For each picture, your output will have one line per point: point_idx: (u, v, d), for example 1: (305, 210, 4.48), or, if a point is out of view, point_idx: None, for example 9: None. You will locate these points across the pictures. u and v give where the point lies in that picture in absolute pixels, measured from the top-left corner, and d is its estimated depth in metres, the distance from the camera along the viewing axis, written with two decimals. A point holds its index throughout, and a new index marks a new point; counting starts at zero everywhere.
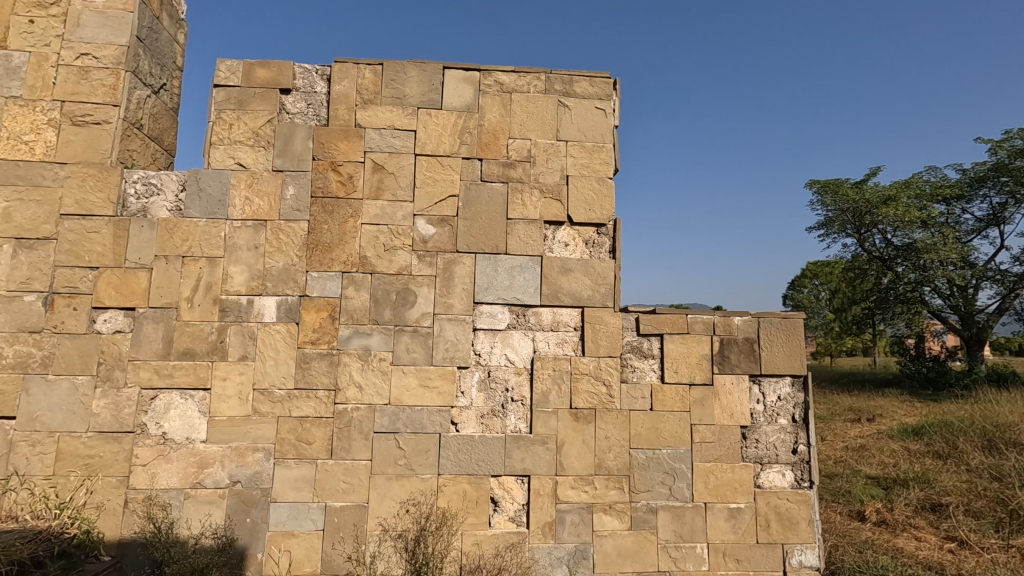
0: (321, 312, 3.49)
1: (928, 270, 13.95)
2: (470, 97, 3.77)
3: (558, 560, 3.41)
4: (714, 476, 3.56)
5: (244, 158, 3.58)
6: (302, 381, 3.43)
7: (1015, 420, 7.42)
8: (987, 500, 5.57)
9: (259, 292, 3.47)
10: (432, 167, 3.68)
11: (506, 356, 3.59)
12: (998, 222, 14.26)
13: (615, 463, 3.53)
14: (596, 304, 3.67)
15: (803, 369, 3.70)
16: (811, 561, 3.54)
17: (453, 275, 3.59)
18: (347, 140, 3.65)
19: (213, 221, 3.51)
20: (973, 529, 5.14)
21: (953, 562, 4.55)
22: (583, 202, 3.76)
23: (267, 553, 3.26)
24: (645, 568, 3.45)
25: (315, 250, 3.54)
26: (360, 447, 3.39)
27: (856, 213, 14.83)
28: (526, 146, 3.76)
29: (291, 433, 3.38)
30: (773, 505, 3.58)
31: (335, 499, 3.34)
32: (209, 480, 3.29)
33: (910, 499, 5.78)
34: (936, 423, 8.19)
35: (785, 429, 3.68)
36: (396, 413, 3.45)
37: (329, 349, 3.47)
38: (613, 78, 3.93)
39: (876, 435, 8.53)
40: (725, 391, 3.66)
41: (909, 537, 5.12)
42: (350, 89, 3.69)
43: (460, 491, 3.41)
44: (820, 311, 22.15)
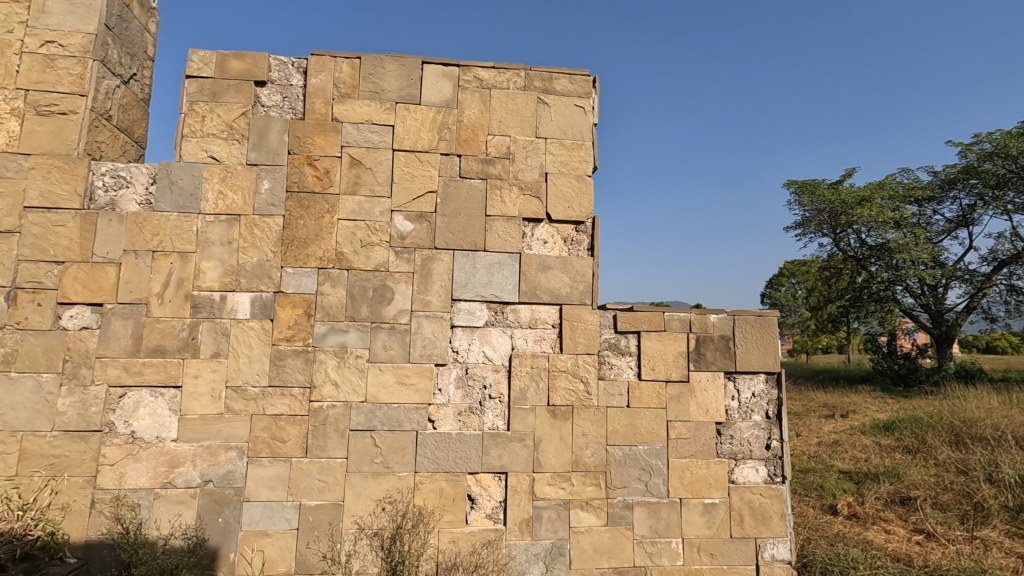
0: (296, 308, 3.44)
1: (901, 270, 14.28)
2: (449, 93, 3.74)
3: (535, 556, 3.42)
4: (690, 473, 3.60)
5: (217, 151, 3.51)
6: (277, 378, 3.38)
7: (981, 416, 7.66)
8: (954, 493, 5.73)
9: (232, 288, 3.41)
10: (410, 163, 3.65)
11: (484, 353, 3.59)
12: (968, 223, 14.67)
13: (592, 459, 3.55)
14: (575, 302, 3.68)
15: (776, 366, 3.76)
16: (783, 554, 3.61)
17: (431, 272, 3.57)
18: (323, 134, 3.60)
19: (185, 215, 3.43)
20: (939, 521, 5.30)
21: (921, 554, 4.67)
22: (562, 199, 3.76)
23: (239, 553, 3.21)
24: (621, 564, 3.48)
25: (290, 245, 3.48)
26: (335, 445, 3.36)
27: (832, 213, 15.11)
28: (505, 143, 3.75)
29: (265, 431, 3.32)
30: (746, 500, 3.63)
31: (310, 498, 3.31)
32: (180, 479, 3.23)
33: (880, 493, 5.93)
34: (906, 419, 8.41)
35: (759, 425, 3.74)
36: (372, 411, 3.42)
37: (304, 346, 3.42)
38: (592, 76, 3.93)
39: (849, 431, 8.72)
40: (701, 388, 3.70)
41: (879, 530, 5.25)
42: (327, 83, 3.63)
43: (437, 489, 3.40)
44: (797, 310, 22.56)
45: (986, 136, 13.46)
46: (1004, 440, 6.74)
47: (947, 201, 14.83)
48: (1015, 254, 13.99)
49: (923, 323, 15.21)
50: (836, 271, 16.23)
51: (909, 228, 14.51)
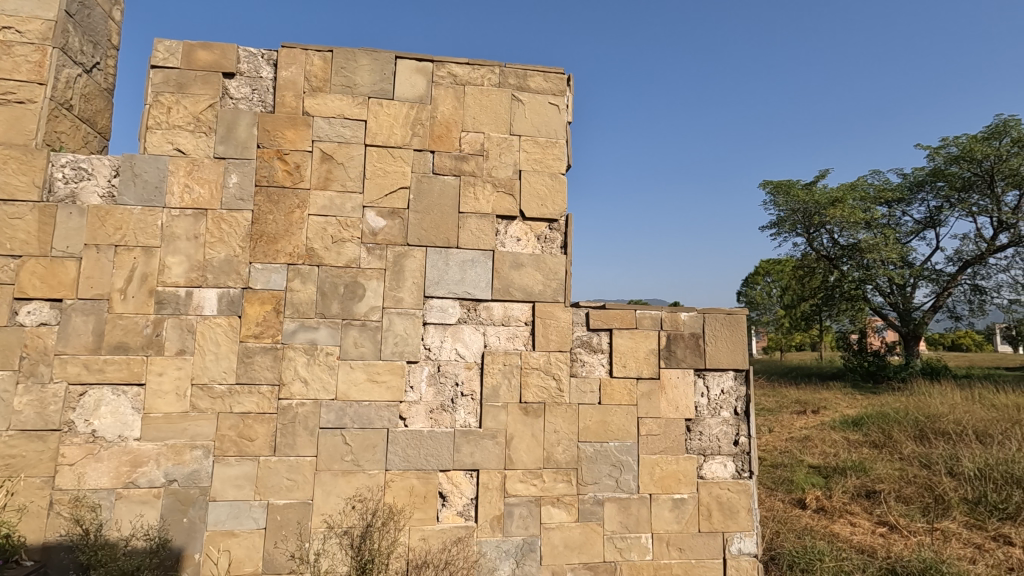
0: (265, 304, 3.39)
1: (871, 270, 14.67)
2: (423, 88, 3.72)
3: (505, 553, 3.43)
4: (659, 468, 3.65)
5: (183, 143, 3.43)
6: (244, 376, 3.32)
7: (944, 412, 7.93)
8: (916, 486, 5.91)
9: (199, 283, 3.34)
10: (382, 159, 3.61)
11: (456, 350, 3.58)
12: (935, 225, 15.12)
13: (563, 456, 3.57)
14: (547, 299, 3.69)
15: (744, 363, 3.83)
16: (749, 547, 3.69)
17: (403, 269, 3.54)
18: (294, 128, 3.54)
19: (150, 209, 3.35)
20: (902, 514, 5.46)
21: (884, 546, 4.81)
22: (536, 197, 3.76)
23: (205, 554, 3.16)
24: (592, 559, 3.51)
25: (259, 241, 3.43)
26: (304, 443, 3.32)
27: (806, 213, 15.41)
28: (479, 139, 3.74)
29: (232, 430, 3.27)
30: (715, 495, 3.69)
31: (278, 497, 3.26)
32: (144, 479, 3.16)
33: (847, 487, 6.09)
34: (873, 415, 8.64)
35: (727, 421, 3.80)
36: (343, 408, 3.39)
37: (272, 343, 3.37)
38: (567, 75, 3.94)
39: (819, 426, 8.94)
40: (671, 384, 3.75)
41: (844, 522, 5.39)
42: (297, 76, 3.58)
43: (408, 487, 3.39)
44: (771, 308, 22.99)
45: (953, 140, 13.88)
46: (965, 434, 6.98)
47: (915, 203, 15.26)
48: (978, 255, 14.47)
49: (891, 322, 15.65)
50: (808, 270, 16.59)
51: (879, 228, 14.90)
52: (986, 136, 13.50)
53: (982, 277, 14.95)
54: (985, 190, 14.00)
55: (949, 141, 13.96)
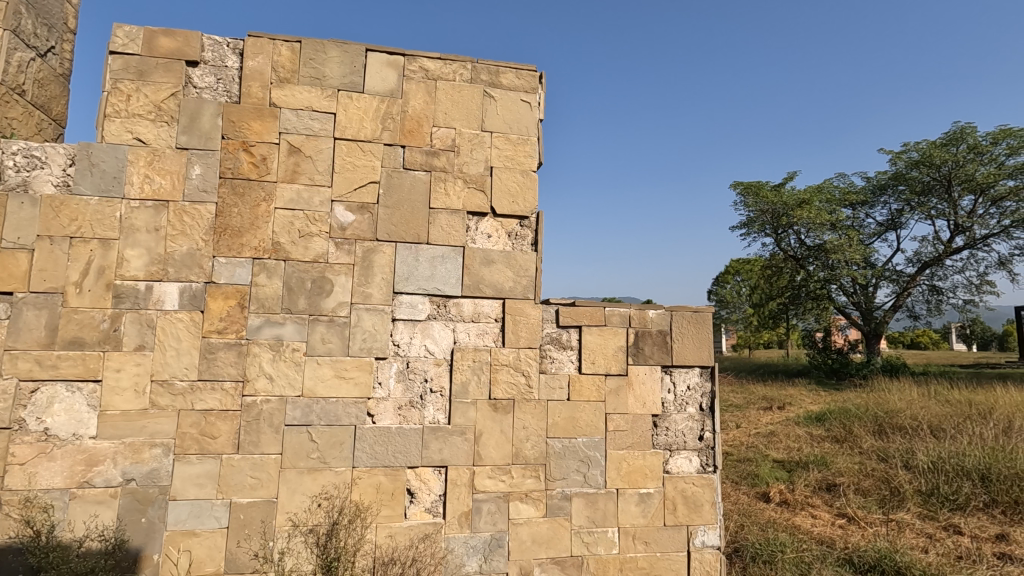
0: (228, 299, 3.32)
1: (836, 269, 15.13)
2: (393, 82, 3.68)
3: (473, 549, 3.44)
4: (626, 463, 3.70)
5: (143, 133, 3.33)
6: (207, 372, 3.25)
7: (902, 407, 8.25)
8: (874, 479, 6.13)
9: (159, 277, 3.25)
10: (352, 153, 3.57)
11: (425, 346, 3.56)
12: (896, 227, 15.66)
13: (532, 452, 3.59)
14: (517, 296, 3.70)
15: (710, 360, 3.90)
16: (712, 540, 3.77)
17: (372, 264, 3.51)
18: (260, 119, 3.47)
19: (107, 200, 3.24)
20: (860, 505, 5.66)
21: (842, 537, 4.98)
22: (507, 194, 3.77)
23: (164, 554, 3.09)
24: (559, 554, 3.55)
25: (223, 234, 3.35)
26: (269, 441, 3.26)
27: (774, 214, 15.77)
28: (450, 135, 3.72)
29: (193, 427, 3.20)
30: (680, 489, 3.76)
31: (241, 496, 3.20)
32: (99, 479, 3.07)
33: (809, 480, 6.28)
34: (836, 410, 8.93)
35: (693, 417, 3.87)
36: (309, 405, 3.34)
37: (236, 339, 3.30)
38: (539, 72, 3.95)
39: (784, 422, 9.19)
40: (639, 381, 3.80)
41: (806, 515, 5.56)
42: (264, 66, 3.50)
43: (375, 484, 3.36)
44: (741, 306, 23.49)
45: (913, 145, 14.39)
46: (921, 429, 7.25)
47: (878, 206, 15.77)
48: (936, 257, 15.03)
49: (854, 320, 16.16)
50: (776, 269, 17.01)
51: (843, 229, 15.36)
52: (945, 142, 14.05)
53: (939, 277, 15.55)
54: (943, 195, 14.54)
55: (910, 146, 14.47)
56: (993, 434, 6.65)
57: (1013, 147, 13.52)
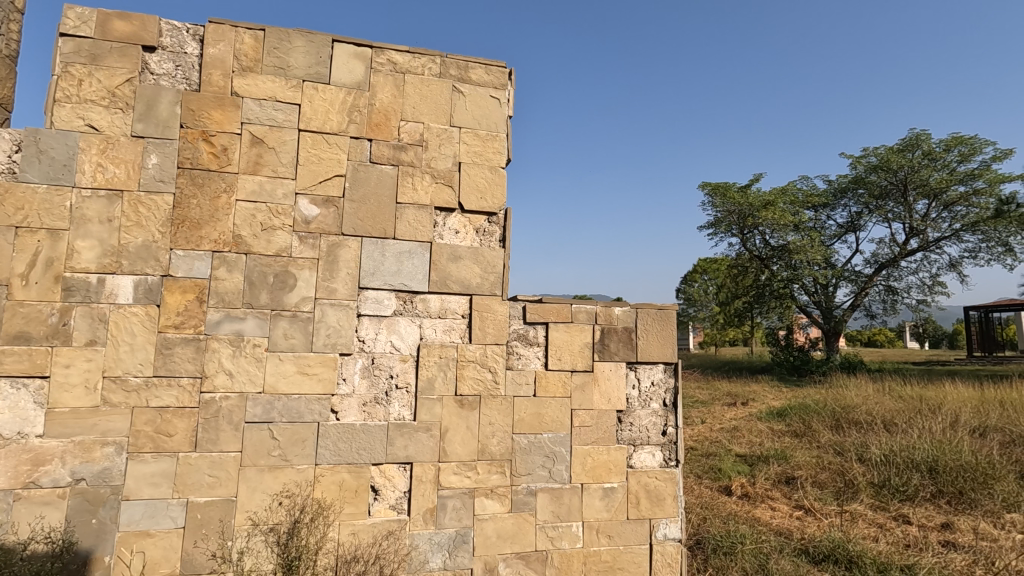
0: (186, 293, 3.22)
1: (798, 269, 15.59)
2: (360, 74, 3.62)
3: (438, 545, 3.43)
4: (591, 459, 3.75)
5: (96, 119, 3.20)
6: (163, 368, 3.15)
7: (857, 402, 8.60)
8: (830, 472, 6.35)
9: (113, 270, 3.13)
10: (317, 145, 3.50)
11: (391, 343, 3.53)
12: (855, 229, 16.24)
13: (497, 448, 3.60)
14: (485, 292, 3.69)
15: (673, 356, 3.97)
16: (674, 533, 3.85)
17: (337, 259, 3.45)
18: (221, 109, 3.37)
19: (56, 188, 3.10)
20: (816, 497, 5.85)
21: (800, 528, 5.14)
22: (475, 189, 3.76)
23: (116, 556, 2.99)
24: (524, 549, 3.57)
25: (181, 226, 3.25)
26: (228, 439, 3.19)
27: (740, 215, 16.15)
28: (418, 130, 3.68)
29: (148, 425, 3.10)
30: (643, 483, 3.83)
31: (199, 495, 3.13)
32: (46, 479, 2.95)
33: (769, 474, 6.47)
34: (796, 406, 9.24)
35: (656, 412, 3.94)
36: (270, 402, 3.27)
37: (194, 334, 3.21)
38: (509, 68, 3.94)
39: (747, 417, 9.45)
40: (604, 377, 3.84)
41: (766, 507, 5.72)
42: (226, 54, 3.40)
43: (338, 481, 3.32)
44: (708, 304, 24.01)
45: (872, 150, 14.92)
46: (875, 424, 7.54)
47: (839, 208, 16.31)
48: (892, 258, 15.63)
49: (815, 319, 16.69)
50: (742, 269, 17.45)
51: (806, 230, 15.83)
52: (901, 148, 14.63)
53: (895, 278, 16.19)
54: (899, 199, 15.11)
55: (869, 151, 15.01)
56: (941, 428, 6.96)
57: (964, 154, 14.14)
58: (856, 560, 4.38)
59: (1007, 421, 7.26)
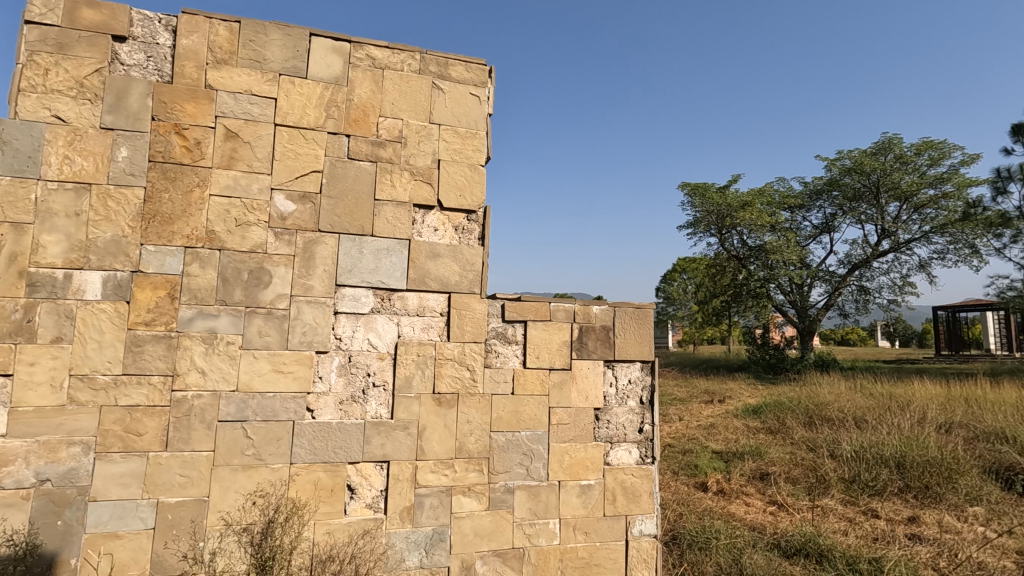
0: (158, 290, 3.15)
1: (775, 269, 15.87)
2: (339, 69, 3.58)
3: (415, 543, 3.43)
4: (569, 456, 3.77)
5: (63, 110, 3.11)
6: (133, 366, 3.08)
7: (830, 399, 8.81)
8: (803, 468, 6.49)
9: (80, 265, 3.05)
10: (294, 140, 3.46)
11: (369, 340, 3.50)
12: (830, 230, 16.59)
13: (475, 446, 3.60)
14: (463, 290, 3.69)
15: (650, 355, 4.01)
16: (650, 529, 3.89)
17: (314, 256, 3.42)
18: (195, 101, 3.31)
19: (20, 180, 3.01)
20: (789, 493, 5.98)
21: (773, 523, 5.25)
22: (454, 187, 3.74)
23: (82, 558, 2.92)
24: (501, 546, 3.58)
25: (152, 221, 3.18)
26: (200, 438, 3.13)
27: (718, 215, 16.38)
28: (397, 126, 3.66)
29: (117, 424, 3.03)
30: (620, 480, 3.86)
31: (170, 495, 3.07)
32: (9, 480, 2.86)
33: (744, 470, 6.60)
34: (771, 403, 9.43)
35: (633, 410, 3.98)
36: (244, 401, 3.23)
37: (166, 331, 3.15)
38: (489, 66, 3.94)
39: (724, 414, 9.60)
40: (582, 375, 3.87)
41: (740, 502, 5.83)
42: (200, 45, 3.33)
43: (313, 480, 3.29)
44: (687, 304, 24.29)
45: (847, 153, 15.26)
46: (846, 420, 7.72)
47: (814, 210, 16.64)
48: (864, 259, 16.00)
49: (791, 318, 17.02)
50: (720, 269, 17.70)
51: (782, 231, 16.13)
52: (874, 151, 14.99)
53: (867, 278, 16.59)
54: (872, 201, 15.48)
55: (844, 154, 15.35)
56: (909, 424, 7.15)
57: (934, 158, 14.53)
58: (826, 554, 4.49)
59: (971, 417, 7.50)
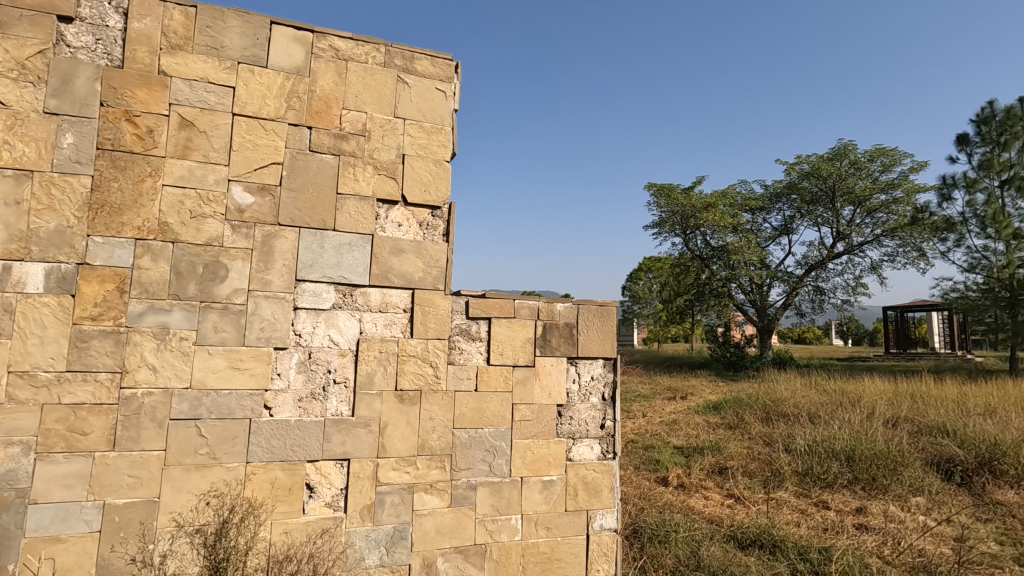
0: (105, 283, 3.02)
1: (736, 269, 16.31)
2: (301, 59, 3.50)
3: (375, 542, 3.39)
4: (531, 452, 3.79)
5: (3, 93, 2.95)
6: (77, 362, 2.95)
7: (786, 396, 9.11)
8: (759, 462, 6.70)
9: (20, 256, 2.90)
10: (253, 130, 3.36)
11: (330, 337, 3.44)
12: (788, 232, 17.14)
13: (437, 443, 3.58)
14: (427, 287, 3.66)
15: (613, 352, 4.07)
16: (610, 523, 3.96)
17: (273, 250, 3.34)
18: (147, 88, 3.18)
19: None
20: (746, 486, 6.16)
21: (730, 515, 5.40)
22: (419, 182, 3.71)
23: (20, 564, 2.79)
24: (462, 543, 3.58)
25: (99, 211, 3.05)
26: (151, 436, 3.03)
27: (683, 216, 16.70)
28: (361, 119, 3.60)
29: (60, 423, 2.89)
30: (581, 476, 3.91)
31: (117, 497, 2.96)
32: None
33: (703, 465, 6.76)
34: (731, 399, 9.70)
35: (596, 406, 4.03)
36: (198, 398, 3.13)
37: (114, 326, 3.02)
38: (455, 62, 3.92)
39: (685, 410, 9.83)
40: (545, 372, 3.89)
41: (699, 496, 5.98)
42: (153, 30, 3.21)
43: (270, 479, 3.21)
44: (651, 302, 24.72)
45: (805, 158, 15.78)
46: (800, 416, 8.01)
47: (774, 212, 17.16)
48: (820, 260, 16.60)
49: (750, 317, 17.52)
50: (684, 268, 18.07)
51: (743, 232, 16.58)
52: (831, 156, 15.55)
53: (823, 279, 17.21)
54: (828, 205, 16.06)
55: (802, 158, 15.88)
56: (859, 419, 7.47)
57: (886, 165, 15.17)
58: (779, 544, 4.65)
59: (916, 412, 7.86)
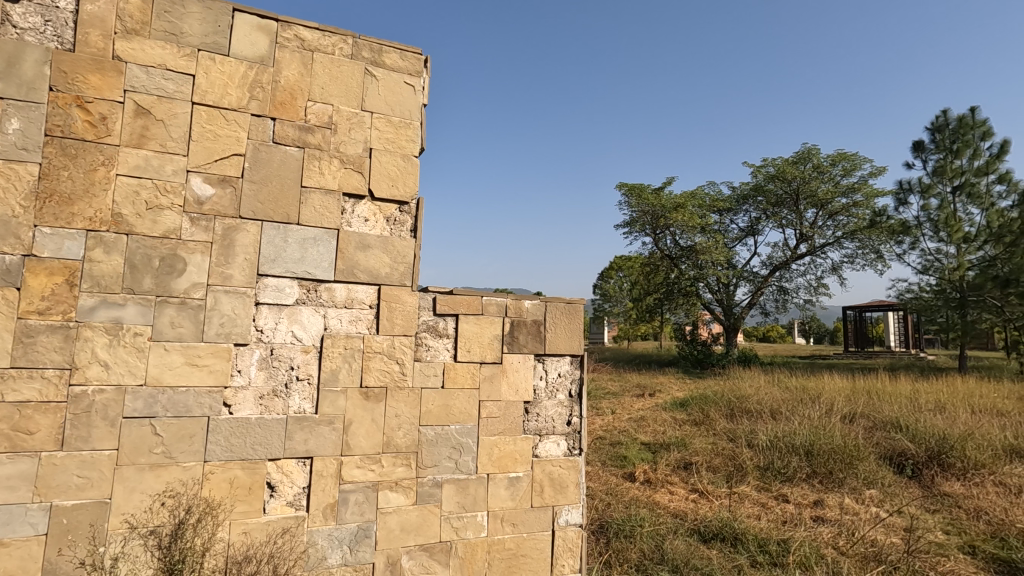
0: (53, 276, 2.90)
1: (704, 269, 16.63)
2: (264, 49, 3.42)
3: (338, 541, 3.35)
4: (498, 449, 3.80)
5: None
6: (23, 359, 2.82)
7: (750, 392, 9.35)
8: (723, 457, 6.86)
9: None
10: (213, 120, 3.27)
11: (293, 333, 3.37)
12: (754, 233, 17.57)
13: (403, 440, 3.55)
14: (394, 283, 3.62)
15: (579, 349, 4.11)
16: (575, 518, 4.00)
17: (234, 243, 3.25)
18: (100, 73, 3.05)
19: None
20: (710, 481, 6.29)
21: (694, 509, 5.52)
22: (386, 177, 3.67)
23: None
24: (428, 540, 3.56)
25: (48, 200, 2.92)
26: (102, 435, 2.92)
27: (653, 216, 16.94)
28: (327, 112, 3.54)
29: (3, 422, 2.76)
30: (548, 472, 3.93)
31: (66, 498, 2.84)
32: None
33: (670, 460, 6.88)
34: (697, 396, 9.90)
35: (562, 403, 4.06)
36: (153, 396, 3.03)
37: (63, 321, 2.90)
38: (424, 56, 3.88)
39: (653, 407, 9.98)
40: (513, 369, 3.90)
41: (665, 491, 6.08)
42: (107, 13, 3.08)
43: (229, 479, 3.14)
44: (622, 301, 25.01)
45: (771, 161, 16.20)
46: (763, 412, 8.23)
47: (741, 213, 17.55)
48: (784, 261, 17.06)
49: (717, 316, 17.89)
50: (654, 267, 18.34)
51: (711, 232, 16.91)
52: (795, 160, 16.00)
53: (786, 279, 17.69)
54: (792, 207, 16.51)
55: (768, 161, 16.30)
56: (818, 415, 7.71)
57: (847, 169, 15.68)
58: (740, 537, 4.78)
59: (872, 408, 8.16)
